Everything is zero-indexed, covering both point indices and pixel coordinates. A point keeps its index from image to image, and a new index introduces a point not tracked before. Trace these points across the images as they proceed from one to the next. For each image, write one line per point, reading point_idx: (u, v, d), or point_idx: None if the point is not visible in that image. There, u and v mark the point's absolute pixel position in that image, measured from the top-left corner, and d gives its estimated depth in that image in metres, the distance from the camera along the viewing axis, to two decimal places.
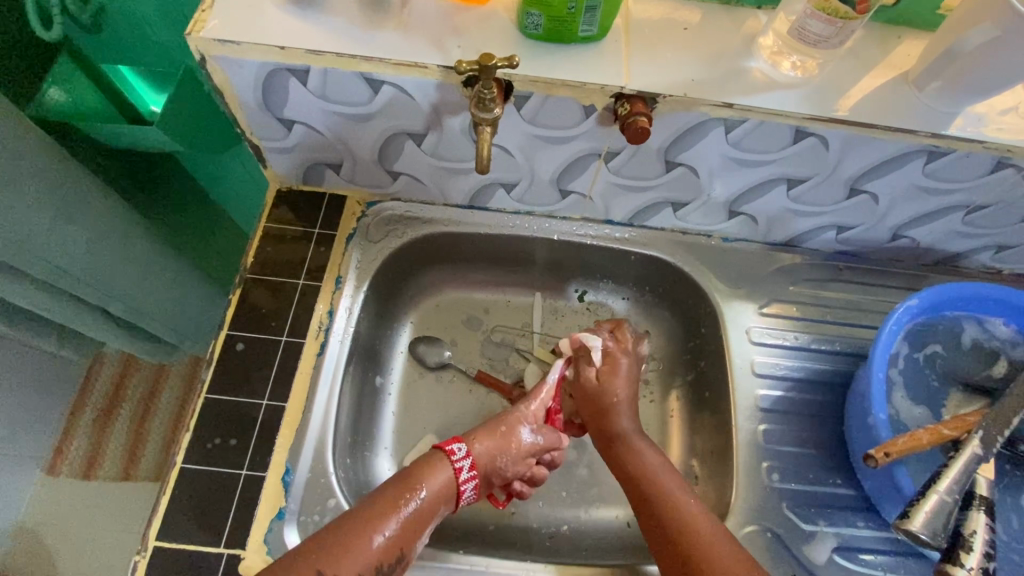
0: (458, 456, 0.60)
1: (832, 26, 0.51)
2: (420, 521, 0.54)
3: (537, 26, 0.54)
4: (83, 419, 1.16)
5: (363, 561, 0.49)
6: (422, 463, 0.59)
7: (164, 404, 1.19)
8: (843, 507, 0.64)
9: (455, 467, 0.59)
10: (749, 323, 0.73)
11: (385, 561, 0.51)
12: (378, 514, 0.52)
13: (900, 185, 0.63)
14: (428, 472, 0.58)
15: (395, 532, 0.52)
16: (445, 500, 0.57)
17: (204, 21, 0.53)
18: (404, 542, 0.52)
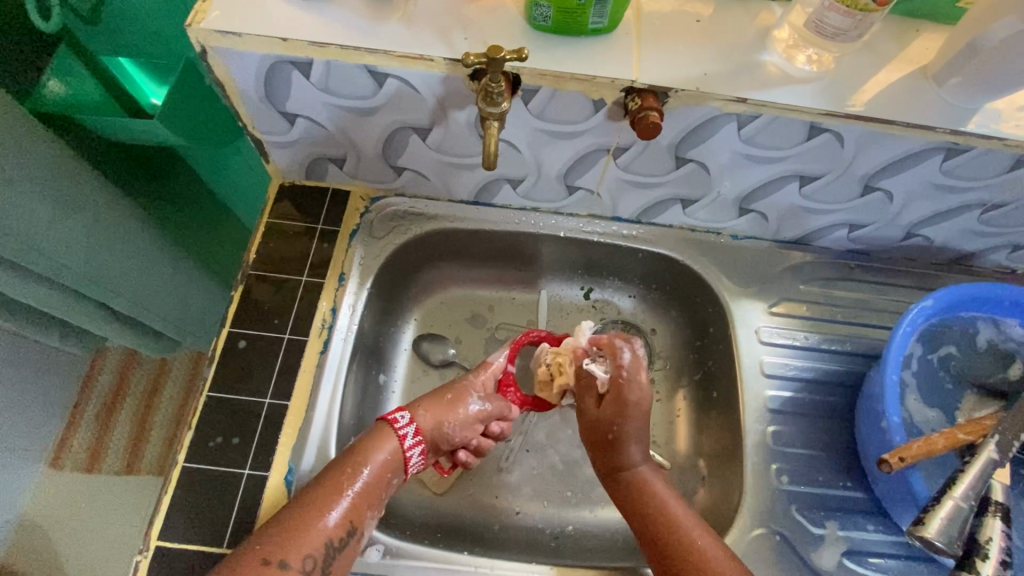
0: (402, 423, 0.59)
1: (851, 18, 0.50)
2: (371, 496, 0.55)
3: (546, 17, 0.53)
4: (87, 413, 1.16)
5: (314, 543, 0.50)
6: (367, 437, 0.58)
7: (167, 398, 1.18)
8: (853, 510, 0.63)
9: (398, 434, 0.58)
10: (758, 322, 0.72)
11: (336, 538, 0.51)
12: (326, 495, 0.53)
13: (916, 182, 0.62)
14: (371, 446, 0.57)
15: (348, 512, 0.53)
16: (394, 471, 0.57)
17: (205, 12, 0.52)
18: (356, 516, 0.53)
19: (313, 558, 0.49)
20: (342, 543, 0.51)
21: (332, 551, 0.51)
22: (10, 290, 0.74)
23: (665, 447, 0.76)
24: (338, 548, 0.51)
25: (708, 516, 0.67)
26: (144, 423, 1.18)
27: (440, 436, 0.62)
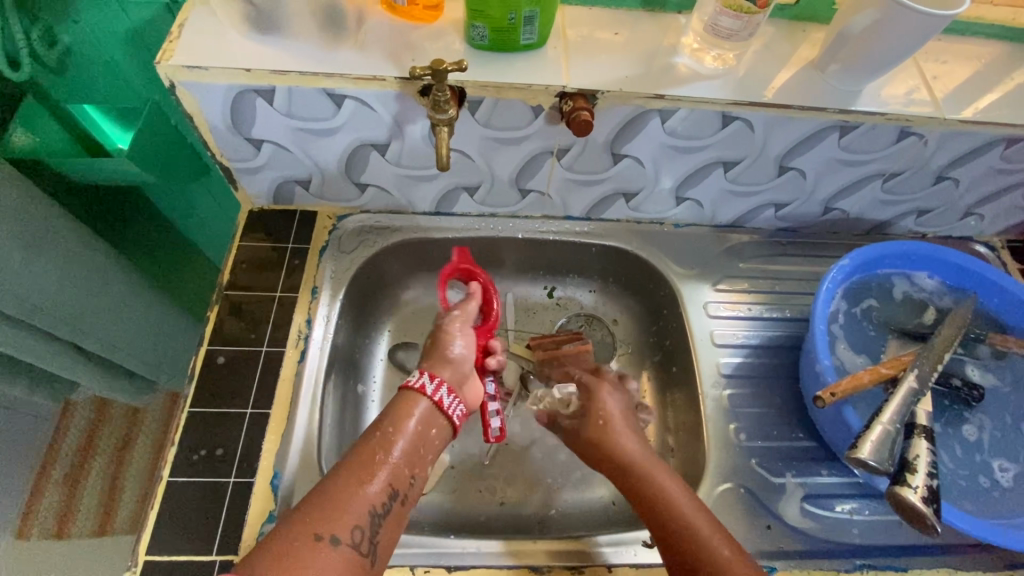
0: (431, 388, 0.60)
1: (740, 20, 0.57)
2: (416, 458, 0.56)
3: (483, 37, 0.60)
4: (54, 475, 1.14)
5: (359, 513, 0.50)
6: (395, 407, 0.58)
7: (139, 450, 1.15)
8: (807, 458, 0.68)
9: (432, 398, 0.59)
10: (706, 298, 0.79)
11: (379, 504, 0.51)
12: (363, 470, 0.52)
13: (823, 159, 0.71)
14: (401, 412, 0.57)
15: (396, 476, 0.54)
16: (433, 423, 0.58)
17: (172, 50, 0.57)
18: (399, 478, 0.54)
19: (360, 529, 0.49)
20: (386, 511, 0.51)
21: (376, 518, 0.50)
22: None
23: None
24: (381, 515, 0.51)
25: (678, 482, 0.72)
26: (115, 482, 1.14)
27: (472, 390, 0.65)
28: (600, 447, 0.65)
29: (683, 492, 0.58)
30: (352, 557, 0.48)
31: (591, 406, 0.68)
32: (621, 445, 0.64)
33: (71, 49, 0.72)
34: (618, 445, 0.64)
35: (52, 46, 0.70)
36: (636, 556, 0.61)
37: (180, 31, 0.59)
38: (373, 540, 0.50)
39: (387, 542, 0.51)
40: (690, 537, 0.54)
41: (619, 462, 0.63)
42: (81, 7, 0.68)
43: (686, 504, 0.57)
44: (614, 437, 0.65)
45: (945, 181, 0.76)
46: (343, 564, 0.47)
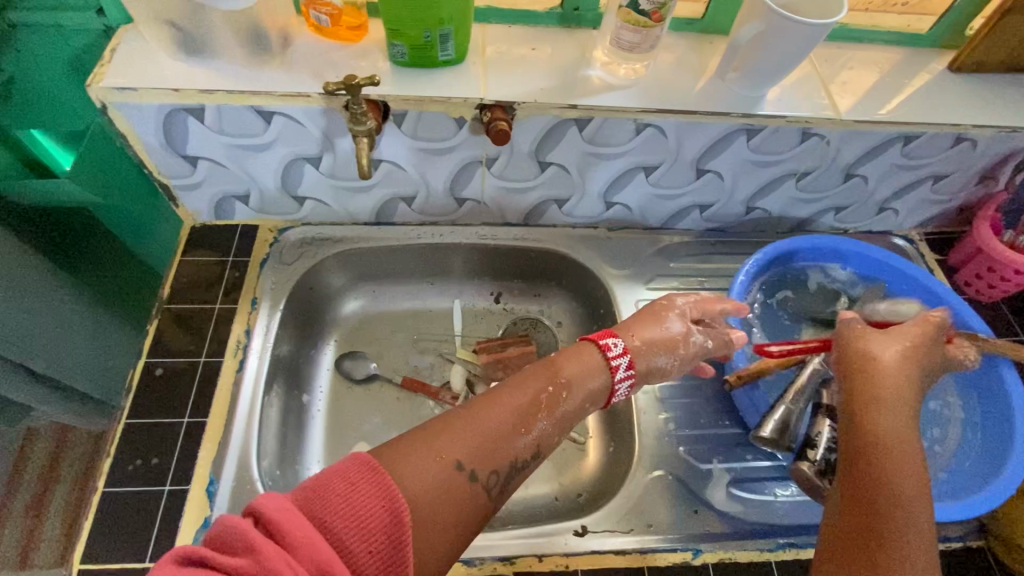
0: (614, 350, 0.59)
1: (638, 34, 0.62)
2: (563, 424, 0.54)
3: (402, 54, 0.64)
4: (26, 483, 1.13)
5: (486, 456, 0.47)
6: (577, 348, 0.59)
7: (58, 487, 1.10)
8: (733, 445, 0.71)
9: (602, 349, 0.59)
10: (638, 297, 0.82)
11: (521, 457, 0.50)
12: (528, 405, 0.52)
13: (736, 160, 0.75)
14: (579, 356, 0.58)
15: (542, 442, 0.52)
16: (592, 399, 0.57)
17: (103, 73, 0.60)
18: (542, 443, 0.51)
19: (497, 475, 0.47)
20: (523, 468, 0.50)
21: (513, 472, 0.49)
22: None
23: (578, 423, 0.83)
24: (519, 469, 0.49)
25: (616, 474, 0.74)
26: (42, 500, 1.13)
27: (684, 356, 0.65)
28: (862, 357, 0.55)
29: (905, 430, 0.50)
30: (479, 499, 0.46)
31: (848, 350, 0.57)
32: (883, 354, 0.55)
33: (16, 77, 0.74)
34: (883, 355, 0.55)
35: None
36: (567, 545, 0.63)
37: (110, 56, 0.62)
38: (503, 492, 0.48)
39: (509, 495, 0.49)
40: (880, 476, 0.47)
41: (862, 365, 0.55)
42: (23, 37, 0.71)
43: (896, 432, 0.50)
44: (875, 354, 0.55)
45: (855, 178, 0.81)
46: (454, 496, 0.44)
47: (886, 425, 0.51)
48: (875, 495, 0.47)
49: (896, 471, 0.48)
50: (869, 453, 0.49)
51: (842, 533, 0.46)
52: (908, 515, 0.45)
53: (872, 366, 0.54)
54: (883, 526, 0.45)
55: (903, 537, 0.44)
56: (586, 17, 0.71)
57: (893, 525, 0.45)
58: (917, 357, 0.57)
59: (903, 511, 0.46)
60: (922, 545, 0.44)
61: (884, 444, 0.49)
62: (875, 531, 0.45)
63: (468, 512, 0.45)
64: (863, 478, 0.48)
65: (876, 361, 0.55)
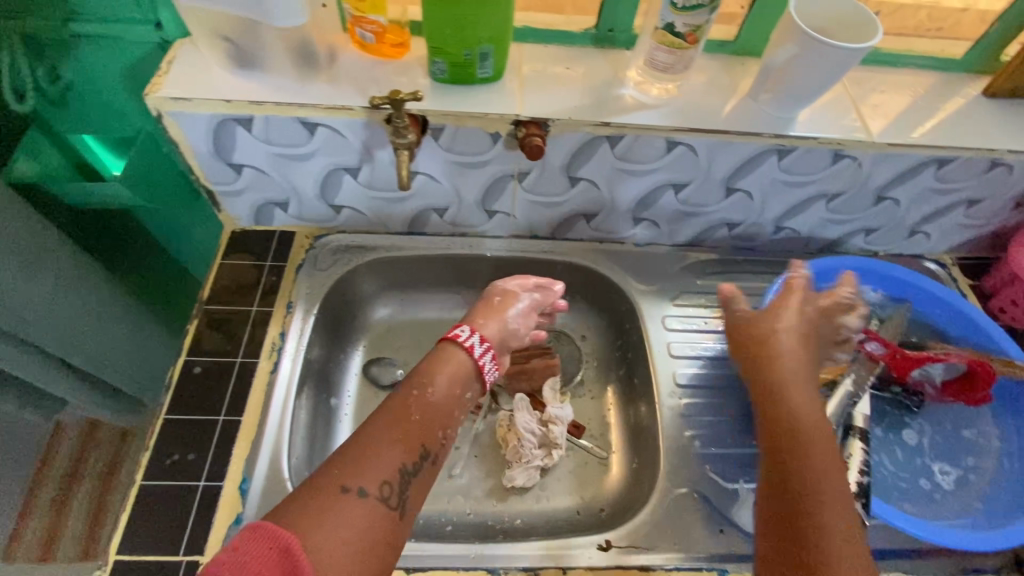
0: (466, 337, 0.66)
1: (672, 55, 0.63)
2: (448, 421, 0.60)
3: (442, 71, 0.66)
4: (41, 500, 1.15)
5: (386, 470, 0.52)
6: (437, 352, 0.65)
7: (79, 497, 1.14)
8: (760, 465, 0.71)
9: (466, 345, 0.65)
10: (664, 312, 0.83)
11: (409, 462, 0.54)
12: (398, 411, 0.57)
13: (766, 180, 0.76)
14: (440, 361, 0.63)
15: (432, 440, 0.57)
16: (466, 386, 0.63)
17: (160, 84, 0.63)
18: (432, 441, 0.57)
19: (388, 484, 0.51)
20: (417, 469, 0.54)
21: (407, 476, 0.53)
22: None
23: (601, 436, 0.84)
24: (413, 471, 0.53)
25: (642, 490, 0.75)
26: (57, 511, 1.14)
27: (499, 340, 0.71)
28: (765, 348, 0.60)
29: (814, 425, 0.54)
30: (383, 510, 0.50)
31: (753, 323, 0.63)
32: (782, 348, 0.59)
33: (73, 84, 0.78)
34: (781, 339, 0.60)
35: (56, 81, 0.77)
36: (591, 558, 0.63)
37: (167, 68, 0.65)
38: (402, 494, 0.51)
39: (416, 495, 0.53)
40: (803, 500, 0.48)
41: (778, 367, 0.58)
42: (81, 48, 0.73)
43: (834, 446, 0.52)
44: (776, 342, 0.60)
45: (886, 201, 0.80)
46: (367, 513, 0.48)
47: (788, 413, 0.55)
48: (792, 505, 0.48)
49: (824, 473, 0.50)
50: (786, 464, 0.51)
51: (774, 557, 0.47)
52: (818, 514, 0.47)
53: (769, 367, 0.58)
54: (807, 533, 0.46)
55: (821, 535, 0.46)
56: (620, 38, 0.73)
57: (810, 531, 0.46)
58: (812, 322, 0.63)
59: (812, 507, 0.48)
60: (839, 541, 0.45)
61: (789, 445, 0.52)
62: (798, 545, 0.46)
63: (367, 521, 0.48)
64: (779, 500, 0.49)
65: (768, 358, 0.59)
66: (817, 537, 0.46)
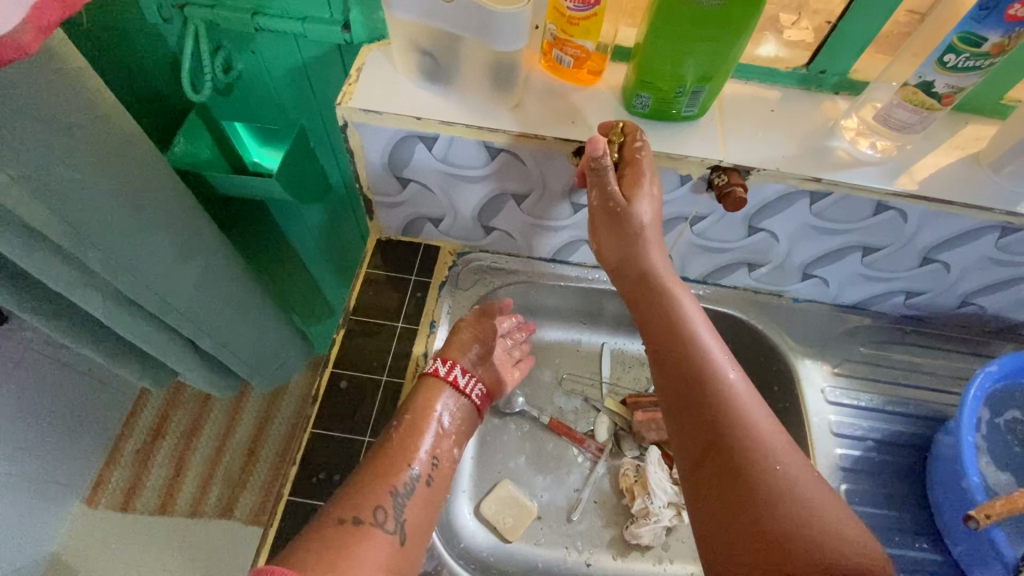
0: (445, 370, 0.67)
1: (918, 115, 0.57)
2: (438, 442, 0.64)
3: (644, 105, 0.61)
4: (165, 447, 1.39)
5: (376, 497, 0.56)
6: (417, 395, 0.66)
7: (202, 444, 1.39)
8: (931, 572, 0.65)
9: (449, 381, 0.67)
10: (821, 382, 0.76)
11: (400, 483, 0.58)
12: (378, 450, 0.61)
13: (973, 256, 0.67)
14: (428, 395, 0.66)
15: (418, 459, 0.61)
16: (464, 408, 0.67)
17: (351, 93, 0.61)
18: (423, 464, 0.61)
19: (383, 508, 0.56)
20: (408, 492, 0.58)
21: (400, 501, 0.57)
22: (124, 329, 0.81)
23: None
24: (405, 496, 0.58)
25: None
26: (182, 463, 1.38)
27: (493, 373, 0.72)
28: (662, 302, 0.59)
29: (770, 422, 0.52)
30: (386, 537, 0.54)
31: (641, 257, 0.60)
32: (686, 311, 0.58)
33: (244, 75, 0.77)
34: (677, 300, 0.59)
35: (228, 72, 0.76)
36: None
37: (357, 76, 0.63)
38: (399, 519, 0.56)
39: (414, 522, 0.57)
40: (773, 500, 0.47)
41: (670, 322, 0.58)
42: (262, 41, 0.72)
43: (774, 437, 0.51)
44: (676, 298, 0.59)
45: None
46: (380, 543, 0.53)
47: (760, 434, 0.51)
48: (777, 539, 0.45)
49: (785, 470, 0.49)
50: (721, 444, 0.51)
51: None
52: (825, 516, 0.46)
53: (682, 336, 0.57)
54: (790, 513, 0.46)
55: (797, 527, 0.45)
56: (829, 81, 0.66)
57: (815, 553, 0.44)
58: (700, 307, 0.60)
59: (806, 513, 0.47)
60: (850, 546, 0.44)
61: (754, 425, 0.51)
62: (784, 521, 0.46)
63: (376, 551, 0.53)
64: (761, 525, 0.46)
65: (714, 368, 0.54)
66: (813, 556, 0.44)
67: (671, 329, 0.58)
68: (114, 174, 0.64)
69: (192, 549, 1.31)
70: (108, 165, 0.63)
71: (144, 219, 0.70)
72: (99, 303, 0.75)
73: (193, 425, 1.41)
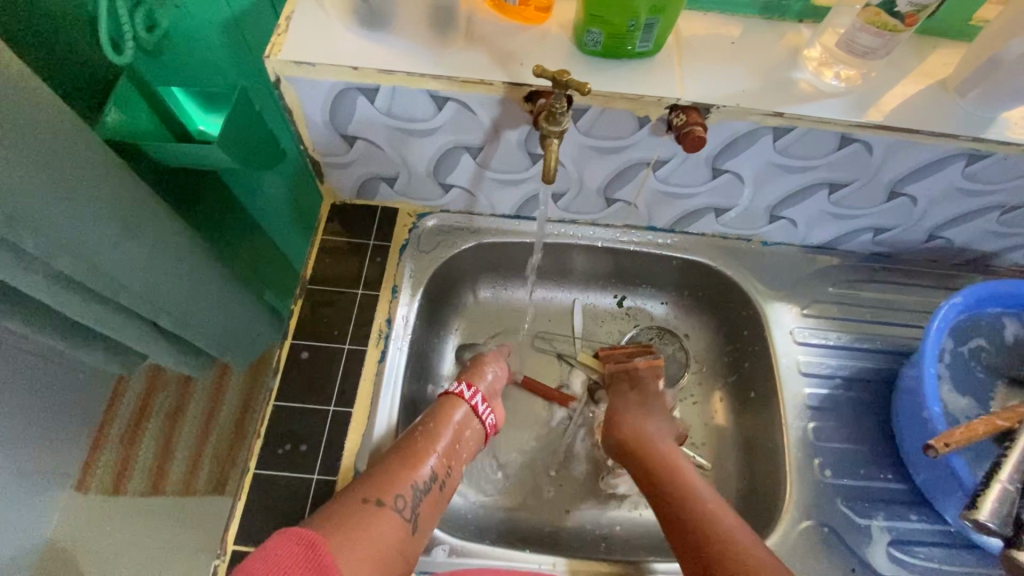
0: (468, 394, 0.67)
1: (880, 38, 0.55)
2: (453, 453, 0.63)
3: (596, 43, 0.57)
4: (151, 429, 1.38)
5: (399, 485, 0.57)
6: (437, 409, 0.65)
7: (187, 424, 1.38)
8: (896, 501, 0.66)
9: (470, 403, 0.67)
10: (791, 324, 0.76)
11: (420, 479, 0.58)
12: (400, 447, 0.61)
13: (940, 187, 0.66)
14: (447, 409, 0.65)
15: (435, 460, 0.61)
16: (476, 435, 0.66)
17: (281, 44, 0.57)
18: (439, 466, 0.61)
19: (403, 497, 0.56)
20: (425, 488, 0.58)
21: (419, 493, 0.58)
22: (75, 310, 0.78)
23: (705, 447, 0.79)
24: (422, 491, 0.58)
25: (751, 512, 0.71)
26: (169, 443, 1.37)
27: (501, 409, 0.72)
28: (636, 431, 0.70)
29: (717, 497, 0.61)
30: (401, 526, 0.55)
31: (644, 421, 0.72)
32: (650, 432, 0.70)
33: (171, 33, 0.72)
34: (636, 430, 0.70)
35: (152, 30, 0.70)
36: None
37: (287, 24, 0.58)
38: (415, 509, 0.56)
39: (427, 515, 0.57)
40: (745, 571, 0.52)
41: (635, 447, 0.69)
42: None
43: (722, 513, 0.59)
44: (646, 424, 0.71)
45: None
46: (393, 527, 0.54)
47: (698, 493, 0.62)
48: None
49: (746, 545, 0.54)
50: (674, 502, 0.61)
51: None
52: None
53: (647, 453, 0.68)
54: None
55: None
56: (792, 8, 0.62)
57: None
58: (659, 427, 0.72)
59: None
60: None
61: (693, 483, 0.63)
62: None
63: (389, 533, 0.54)
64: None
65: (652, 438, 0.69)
66: None
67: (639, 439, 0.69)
68: (33, 148, 0.59)
69: (183, 527, 1.31)
70: (24, 140, 0.58)
71: (75, 195, 0.65)
72: (41, 287, 0.72)
73: (177, 406, 1.40)
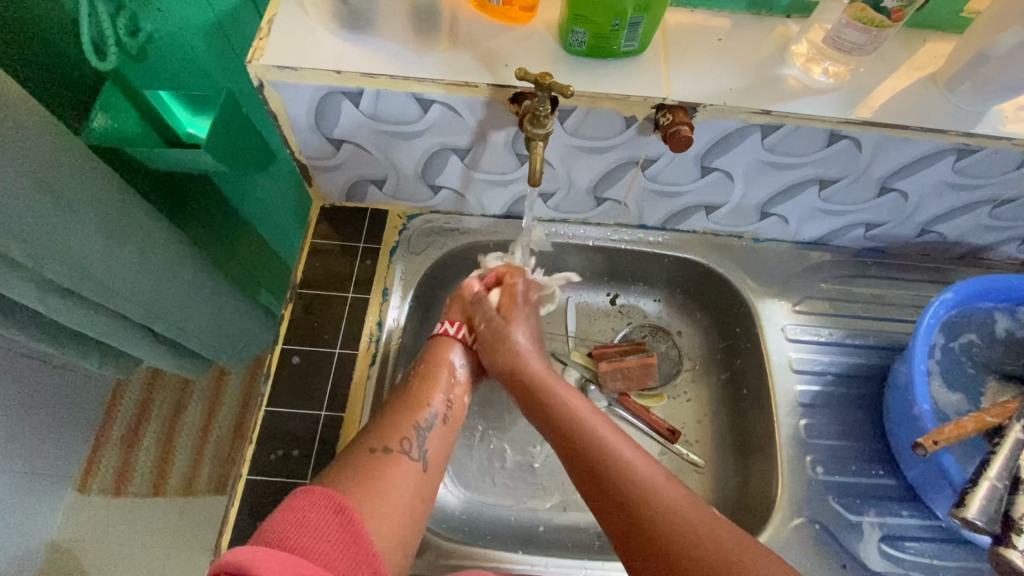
0: (457, 331, 0.69)
1: (868, 34, 0.54)
2: (451, 386, 0.66)
3: (581, 42, 0.57)
4: (150, 431, 1.38)
5: (403, 428, 0.59)
6: (430, 351, 0.68)
7: (186, 425, 1.39)
8: (887, 497, 0.66)
9: (460, 339, 0.69)
10: (784, 322, 0.76)
11: (421, 421, 0.61)
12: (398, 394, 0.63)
13: (931, 181, 0.66)
14: (437, 350, 0.68)
15: (436, 400, 0.64)
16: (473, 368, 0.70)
17: (262, 48, 0.56)
18: (440, 404, 0.64)
19: (408, 439, 0.59)
20: (428, 426, 0.61)
21: (423, 433, 0.60)
22: (67, 316, 0.78)
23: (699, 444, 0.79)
24: (426, 430, 0.61)
25: (745, 508, 0.71)
26: (168, 444, 1.38)
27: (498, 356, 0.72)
28: (517, 367, 0.66)
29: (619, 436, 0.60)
30: (415, 470, 0.57)
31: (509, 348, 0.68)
32: (534, 368, 0.66)
33: (154, 37, 0.71)
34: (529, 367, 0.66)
35: (135, 34, 0.70)
36: None
37: (269, 28, 0.57)
38: (421, 449, 0.59)
39: (437, 449, 0.60)
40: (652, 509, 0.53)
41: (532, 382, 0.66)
42: None
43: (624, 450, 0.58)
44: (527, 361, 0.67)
45: None
46: (408, 474, 0.56)
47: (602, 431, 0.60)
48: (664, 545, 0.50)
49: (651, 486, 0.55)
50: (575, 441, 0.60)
51: None
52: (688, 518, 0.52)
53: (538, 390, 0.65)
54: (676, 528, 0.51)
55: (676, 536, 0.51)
56: (779, 4, 0.62)
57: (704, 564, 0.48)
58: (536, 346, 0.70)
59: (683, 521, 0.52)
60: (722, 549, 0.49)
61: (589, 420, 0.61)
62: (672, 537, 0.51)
63: (404, 479, 0.56)
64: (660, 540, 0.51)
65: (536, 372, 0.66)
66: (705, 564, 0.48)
67: (521, 374, 0.66)
68: (18, 160, 0.59)
69: (184, 527, 1.32)
70: (10, 150, 0.58)
71: (63, 203, 0.65)
72: (31, 294, 0.71)
73: (176, 408, 1.40)
